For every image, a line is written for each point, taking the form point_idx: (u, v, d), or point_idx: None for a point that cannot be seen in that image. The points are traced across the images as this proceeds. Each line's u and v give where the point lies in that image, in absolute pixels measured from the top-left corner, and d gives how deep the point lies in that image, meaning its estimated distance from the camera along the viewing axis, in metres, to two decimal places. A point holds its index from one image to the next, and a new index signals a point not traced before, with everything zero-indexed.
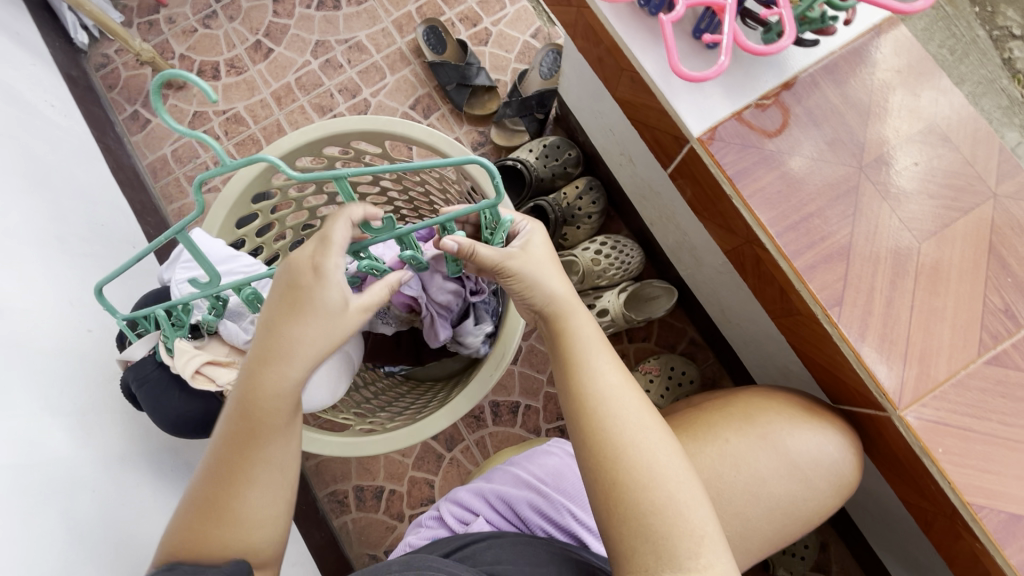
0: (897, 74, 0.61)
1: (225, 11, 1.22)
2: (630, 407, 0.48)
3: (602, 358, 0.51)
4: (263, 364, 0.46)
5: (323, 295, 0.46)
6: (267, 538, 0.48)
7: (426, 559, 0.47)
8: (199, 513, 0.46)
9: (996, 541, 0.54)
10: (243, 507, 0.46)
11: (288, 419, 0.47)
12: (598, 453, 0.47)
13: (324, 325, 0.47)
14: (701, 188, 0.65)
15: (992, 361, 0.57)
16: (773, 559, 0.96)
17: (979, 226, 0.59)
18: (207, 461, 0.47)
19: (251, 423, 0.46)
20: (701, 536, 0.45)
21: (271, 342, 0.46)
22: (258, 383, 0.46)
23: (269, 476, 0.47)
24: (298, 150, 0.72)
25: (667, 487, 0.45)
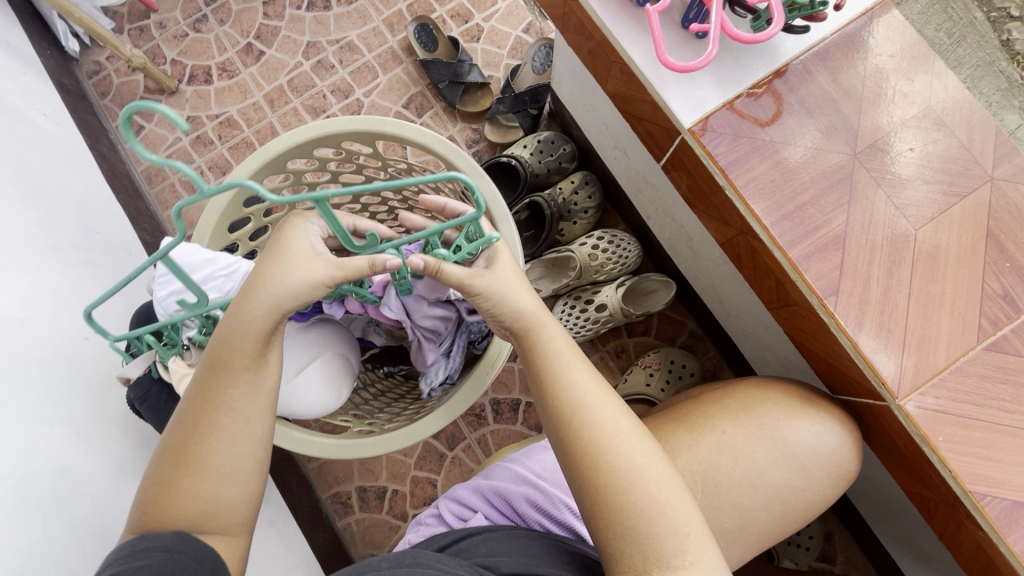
0: (890, 59, 0.60)
1: (215, 15, 1.21)
2: (602, 400, 0.51)
3: (574, 361, 0.53)
4: (232, 311, 0.49)
5: (290, 246, 0.49)
6: (232, 493, 0.48)
7: (417, 556, 0.49)
8: (167, 464, 0.47)
9: (999, 529, 0.53)
10: (210, 454, 0.47)
11: (257, 369, 0.49)
12: (570, 441, 0.49)
13: (293, 270, 0.49)
14: (696, 180, 0.65)
15: (992, 347, 0.56)
16: (777, 550, 0.96)
17: (976, 211, 0.58)
18: (177, 412, 0.49)
19: (216, 366, 0.48)
20: (685, 532, 0.47)
21: (246, 291, 0.49)
22: (226, 328, 0.48)
23: (236, 424, 0.48)
24: (288, 153, 0.72)
25: (646, 484, 0.47)
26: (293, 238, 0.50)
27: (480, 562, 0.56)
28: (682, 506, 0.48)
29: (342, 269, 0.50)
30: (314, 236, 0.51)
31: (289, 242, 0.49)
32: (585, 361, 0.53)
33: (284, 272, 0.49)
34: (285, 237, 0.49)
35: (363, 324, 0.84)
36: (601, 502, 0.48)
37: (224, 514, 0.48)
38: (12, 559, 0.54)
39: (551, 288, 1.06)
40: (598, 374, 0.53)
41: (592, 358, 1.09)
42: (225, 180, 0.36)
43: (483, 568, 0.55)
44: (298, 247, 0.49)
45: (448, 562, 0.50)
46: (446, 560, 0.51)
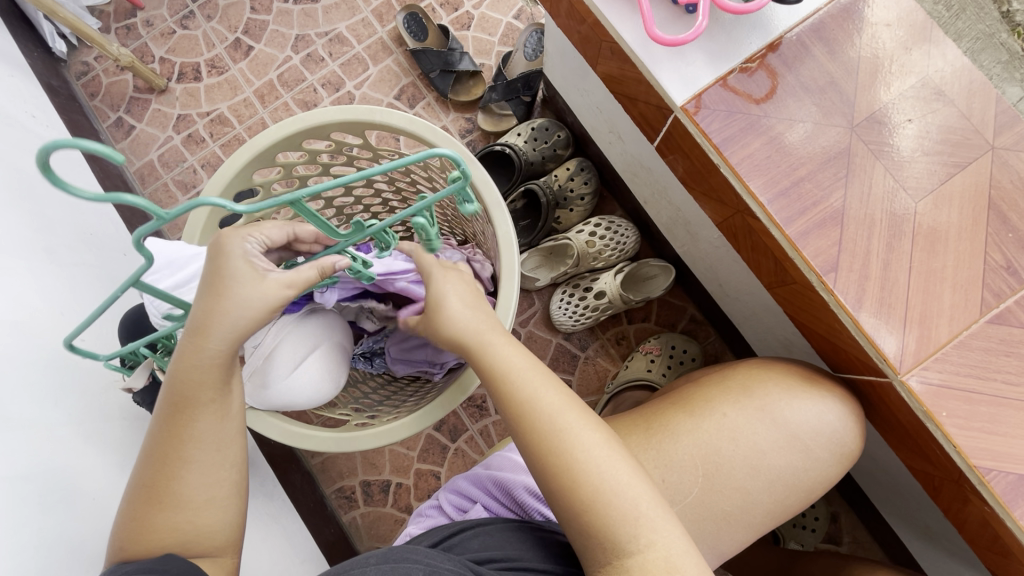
0: (887, 28, 0.59)
1: (202, 11, 1.19)
2: (550, 391, 0.53)
3: (520, 359, 0.55)
4: (183, 342, 0.48)
5: (238, 274, 0.48)
6: (215, 518, 0.50)
7: (404, 552, 0.50)
8: (141, 498, 0.49)
9: (1005, 503, 0.52)
10: (184, 486, 0.49)
11: (219, 396, 0.50)
12: (524, 435, 0.52)
13: (242, 300, 0.48)
14: (691, 162, 0.64)
15: (996, 319, 0.55)
16: (782, 532, 0.95)
17: (978, 181, 0.57)
18: (144, 449, 0.50)
19: (178, 403, 0.48)
20: (635, 518, 0.49)
21: (193, 318, 0.48)
22: (179, 360, 0.48)
23: (208, 454, 0.50)
24: (276, 146, 0.70)
25: (592, 471, 0.50)
26: (234, 265, 0.47)
27: (472, 557, 0.57)
28: (631, 488, 0.50)
29: (295, 286, 0.49)
30: (258, 259, 0.49)
31: (232, 268, 0.47)
32: (528, 356, 0.55)
33: (233, 303, 0.47)
34: (226, 266, 0.47)
35: (355, 309, 0.82)
36: (561, 484, 0.50)
37: (206, 539, 0.50)
38: (13, 559, 0.54)
39: (549, 277, 1.06)
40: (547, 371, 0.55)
41: (592, 346, 1.08)
42: (195, 200, 0.38)
43: (476, 562, 0.56)
44: (246, 276, 0.48)
45: (436, 556, 0.51)
46: (435, 555, 0.52)
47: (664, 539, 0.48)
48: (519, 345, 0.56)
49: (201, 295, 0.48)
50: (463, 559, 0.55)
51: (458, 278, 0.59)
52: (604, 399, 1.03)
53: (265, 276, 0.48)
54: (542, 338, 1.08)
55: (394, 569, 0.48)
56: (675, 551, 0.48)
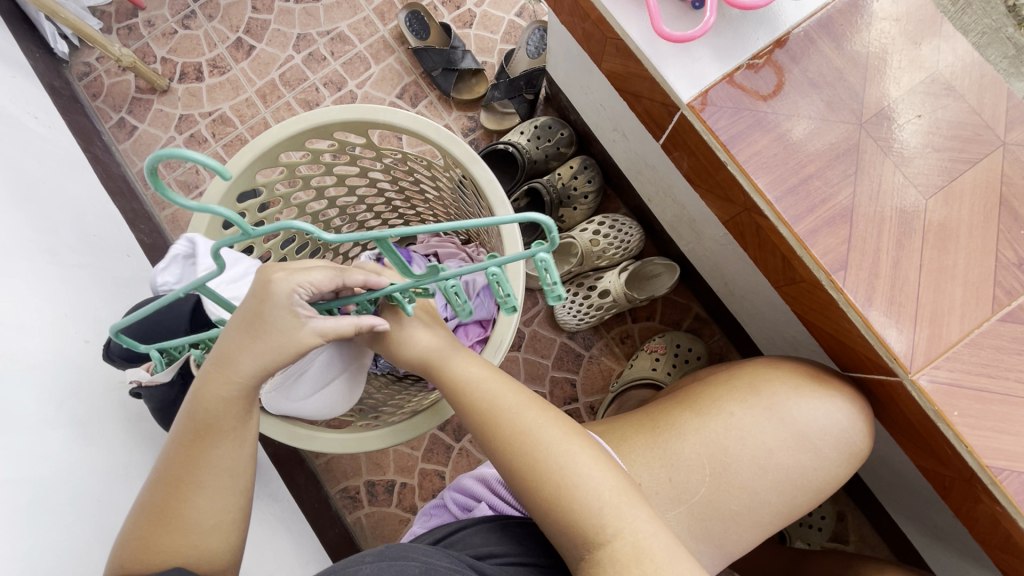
0: (895, 23, 0.58)
1: (203, 11, 1.19)
2: (507, 394, 0.54)
3: (478, 370, 0.55)
4: (210, 372, 0.49)
5: (278, 316, 0.48)
6: (219, 544, 0.50)
7: (399, 550, 0.50)
8: (148, 520, 0.49)
9: (1017, 503, 0.52)
10: (193, 510, 0.49)
11: (238, 426, 0.51)
12: (487, 441, 0.53)
13: (277, 337, 0.48)
14: (697, 159, 0.63)
15: (1008, 317, 0.55)
16: (789, 531, 0.95)
17: (989, 177, 0.56)
18: (157, 470, 0.50)
19: (200, 428, 0.49)
20: (599, 508, 0.48)
21: (225, 347, 0.49)
22: (207, 386, 0.49)
23: (218, 480, 0.50)
24: (279, 146, 0.70)
25: (552, 465, 0.50)
26: (275, 305, 0.47)
27: (473, 553, 0.57)
28: (594, 478, 0.49)
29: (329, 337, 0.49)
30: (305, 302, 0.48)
31: (270, 306, 0.48)
32: (488, 367, 0.56)
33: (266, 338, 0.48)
34: (269, 303, 0.47)
35: None
36: (528, 481, 0.50)
37: (207, 564, 0.50)
38: (16, 562, 0.54)
39: None
40: (507, 379, 0.56)
41: (596, 345, 1.08)
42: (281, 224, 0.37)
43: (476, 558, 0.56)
44: (281, 313, 0.48)
45: (433, 554, 0.51)
46: (432, 553, 0.51)
47: (632, 525, 0.48)
48: (478, 357, 0.57)
49: (235, 327, 0.49)
50: (462, 556, 0.55)
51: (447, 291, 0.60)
52: (609, 398, 1.02)
53: (304, 324, 0.48)
54: (546, 338, 1.08)
55: (389, 565, 0.48)
56: (643, 535, 0.48)
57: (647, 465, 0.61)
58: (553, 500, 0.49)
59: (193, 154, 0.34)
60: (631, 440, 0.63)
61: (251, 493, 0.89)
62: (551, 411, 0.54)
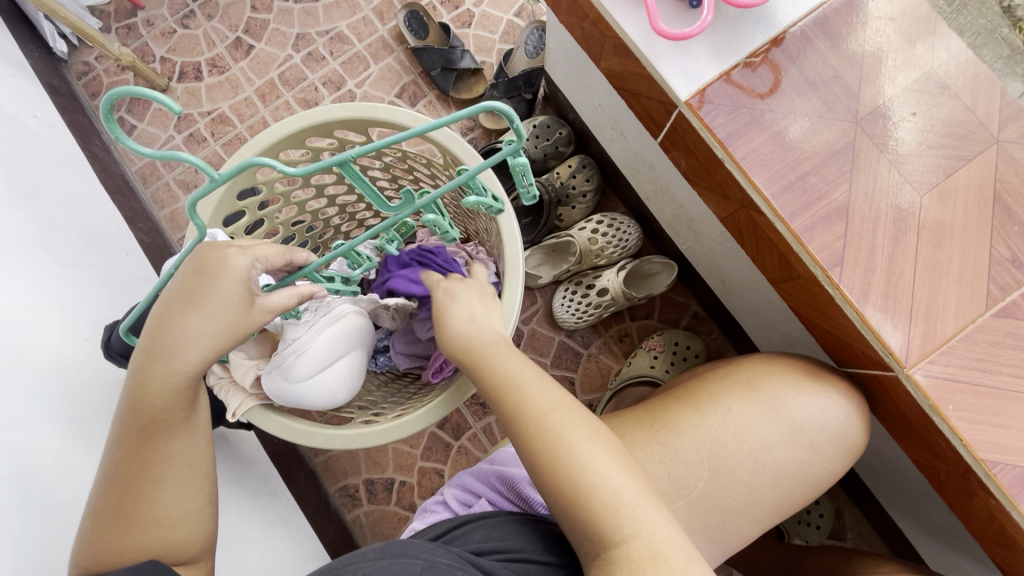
0: (890, 22, 0.59)
1: (203, 10, 1.19)
2: (540, 389, 0.54)
3: (514, 363, 0.55)
4: (148, 364, 0.48)
5: (221, 299, 0.48)
6: (188, 531, 0.52)
7: (403, 547, 0.50)
8: (106, 520, 0.50)
9: (1011, 496, 0.52)
10: (155, 503, 0.50)
11: (187, 414, 0.51)
12: (513, 433, 0.53)
13: (223, 320, 0.48)
14: (696, 157, 0.64)
15: (1001, 313, 0.55)
16: (787, 528, 0.96)
17: (982, 175, 0.57)
18: (108, 468, 0.50)
19: (146, 423, 0.49)
20: (617, 508, 0.48)
21: (162, 337, 0.47)
22: (148, 380, 0.48)
23: (177, 471, 0.51)
24: (280, 144, 0.70)
25: (573, 464, 0.49)
26: (219, 291, 0.47)
27: (474, 548, 0.57)
28: (614, 479, 0.49)
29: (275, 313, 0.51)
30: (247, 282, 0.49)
31: (212, 292, 0.47)
32: (523, 360, 0.56)
33: (208, 325, 0.48)
34: (212, 288, 0.47)
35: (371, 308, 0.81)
36: (547, 476, 0.50)
37: (177, 552, 0.52)
38: (12, 559, 0.54)
39: (551, 274, 1.06)
40: (539, 372, 0.56)
41: (595, 343, 1.08)
42: (246, 160, 0.43)
43: (477, 554, 0.57)
44: (225, 298, 0.48)
45: (436, 551, 0.51)
46: (434, 550, 0.52)
47: (649, 526, 0.48)
48: (523, 355, 0.57)
49: (169, 317, 0.47)
50: (463, 551, 0.55)
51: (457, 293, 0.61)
52: (607, 396, 1.03)
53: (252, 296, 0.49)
54: (545, 336, 1.08)
55: (392, 563, 0.48)
56: (659, 538, 0.48)
57: (646, 459, 0.61)
58: (566, 495, 0.50)
59: (147, 91, 0.37)
60: (630, 436, 0.63)
61: (250, 492, 0.89)
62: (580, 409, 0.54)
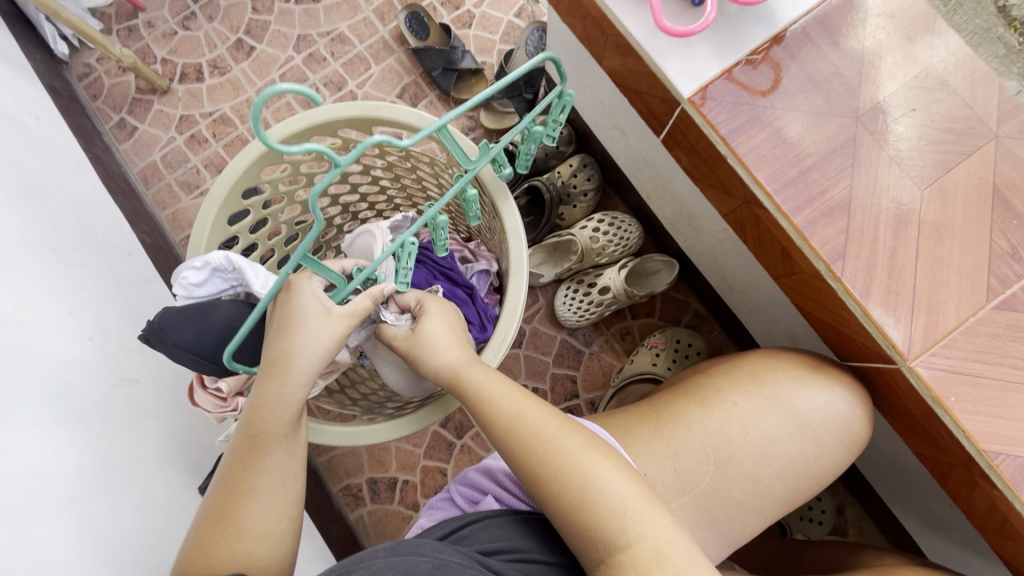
0: (888, 19, 0.59)
1: (204, 12, 1.20)
2: (530, 406, 0.55)
3: (497, 384, 0.56)
4: (261, 383, 0.53)
5: (306, 312, 0.54)
6: (270, 551, 0.51)
7: (412, 546, 0.51)
8: (206, 527, 0.50)
9: (1013, 486, 0.53)
10: (247, 516, 0.50)
11: (285, 431, 0.53)
12: (508, 453, 0.54)
13: (311, 331, 0.53)
14: (699, 155, 0.64)
15: (1002, 305, 0.56)
16: (789, 523, 0.97)
17: (980, 170, 0.58)
18: (215, 481, 0.53)
19: (253, 435, 0.52)
20: (623, 511, 0.49)
21: (270, 358, 0.53)
22: (259, 397, 0.53)
23: (273, 491, 0.51)
24: (285, 142, 0.70)
25: (574, 471, 0.50)
26: (303, 303, 0.54)
27: (482, 549, 0.57)
28: (615, 483, 0.50)
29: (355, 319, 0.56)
30: (324, 298, 0.55)
31: (300, 308, 0.54)
32: (504, 379, 0.57)
33: (306, 338, 0.53)
34: (298, 305, 0.54)
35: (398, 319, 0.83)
36: (549, 485, 0.51)
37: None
38: (21, 556, 0.54)
39: (553, 273, 1.06)
40: (524, 390, 0.57)
41: (597, 342, 1.09)
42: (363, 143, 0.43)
43: (485, 554, 0.57)
44: (309, 309, 0.54)
45: (446, 549, 0.51)
46: (442, 549, 0.52)
47: (654, 528, 0.48)
48: (500, 374, 0.58)
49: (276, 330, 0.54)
50: (470, 551, 0.55)
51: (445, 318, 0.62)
52: (610, 393, 1.03)
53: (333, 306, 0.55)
54: (547, 335, 1.09)
55: (401, 561, 0.48)
56: (665, 540, 0.48)
57: (652, 454, 0.62)
58: (571, 495, 0.50)
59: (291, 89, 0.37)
60: (635, 431, 0.64)
61: None
62: (569, 422, 0.56)
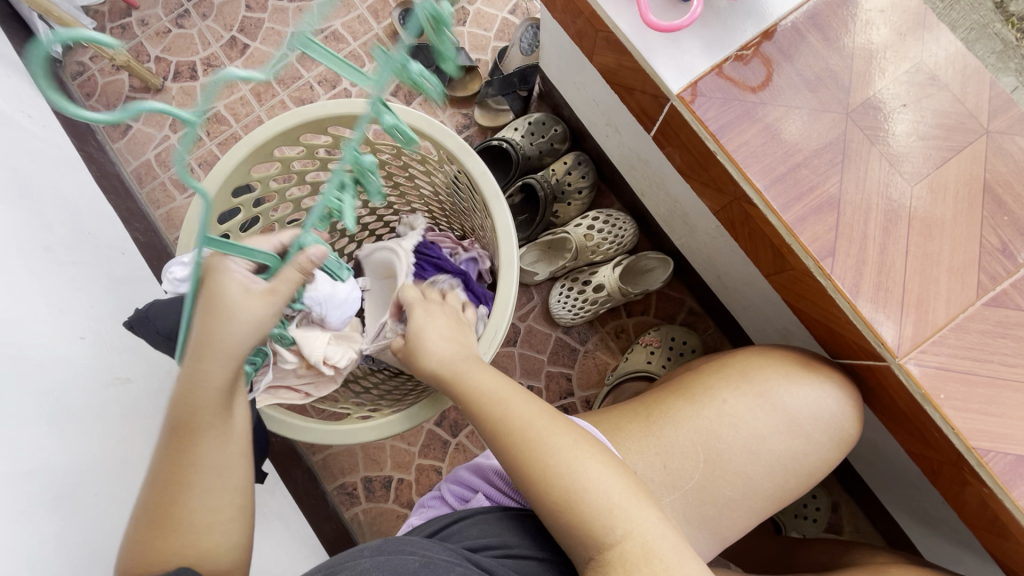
0: (880, 14, 0.59)
1: (198, 9, 1.19)
2: (521, 403, 0.55)
3: (492, 381, 0.57)
4: (183, 373, 0.51)
5: (229, 297, 0.51)
6: (218, 540, 0.52)
7: (399, 544, 0.51)
8: (147, 522, 0.50)
9: (1003, 483, 0.52)
10: (188, 511, 0.50)
11: (216, 420, 0.51)
12: (498, 448, 0.54)
13: (235, 317, 0.50)
14: (691, 153, 0.64)
15: (992, 302, 0.56)
16: (784, 521, 0.96)
17: (972, 166, 0.57)
18: (150, 474, 0.52)
19: (183, 427, 0.50)
20: (610, 509, 0.48)
21: (193, 346, 0.50)
22: (183, 388, 0.50)
23: (212, 482, 0.51)
24: (275, 140, 0.70)
25: (559, 470, 0.50)
26: (226, 286, 0.51)
27: (470, 545, 0.58)
28: (603, 481, 0.49)
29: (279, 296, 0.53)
30: (246, 281, 0.52)
31: (220, 293, 0.51)
32: (498, 376, 0.58)
33: (229, 323, 0.50)
34: (218, 290, 0.50)
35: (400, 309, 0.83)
36: (535, 481, 0.51)
37: (211, 561, 0.51)
38: (10, 554, 0.54)
39: (547, 271, 1.06)
40: (516, 386, 0.57)
41: (592, 340, 1.08)
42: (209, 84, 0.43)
43: (474, 551, 0.57)
44: (230, 292, 0.51)
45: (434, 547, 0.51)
46: (430, 546, 0.52)
47: (643, 526, 0.48)
48: (496, 370, 0.59)
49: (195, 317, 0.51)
50: (459, 548, 0.55)
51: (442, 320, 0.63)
52: (604, 391, 1.03)
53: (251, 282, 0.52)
54: (542, 333, 1.09)
55: (387, 559, 0.48)
56: (653, 537, 0.48)
57: (642, 452, 0.62)
58: (561, 494, 0.49)
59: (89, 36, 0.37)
60: (626, 428, 0.64)
61: None
62: (561, 418, 0.55)
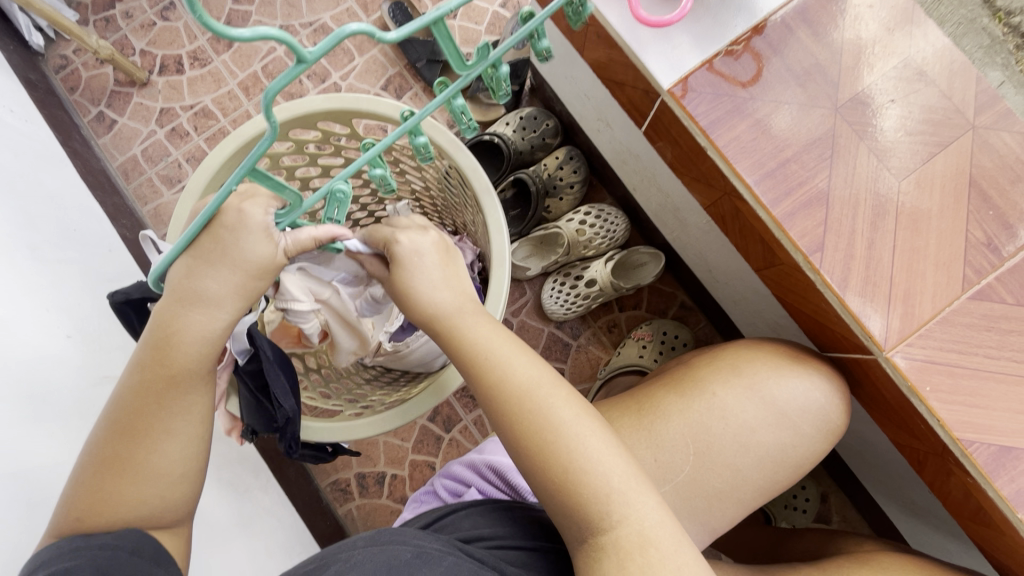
0: (870, 9, 0.59)
1: (183, 2, 1.17)
2: (529, 368, 0.52)
3: (495, 339, 0.53)
4: (172, 315, 0.48)
5: (249, 241, 0.48)
6: (179, 491, 0.51)
7: (392, 535, 0.50)
8: (107, 469, 0.49)
9: (986, 473, 0.54)
10: (154, 458, 0.50)
11: (202, 371, 0.51)
12: (499, 417, 0.51)
13: (242, 270, 0.48)
14: (681, 148, 0.64)
15: (977, 296, 0.56)
16: (773, 512, 0.98)
17: (958, 161, 0.58)
18: (110, 419, 0.50)
19: (168, 375, 0.49)
20: (605, 499, 0.48)
21: (190, 290, 0.48)
22: (171, 332, 0.48)
23: (182, 431, 0.51)
24: (263, 135, 0.69)
25: (567, 449, 0.49)
26: (245, 242, 0.48)
27: (462, 536, 0.58)
28: (601, 466, 0.49)
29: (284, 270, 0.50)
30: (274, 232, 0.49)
31: (241, 241, 0.48)
32: (505, 335, 0.54)
33: (235, 273, 0.48)
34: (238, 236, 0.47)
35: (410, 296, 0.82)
36: (534, 460, 0.49)
37: (173, 510, 0.51)
38: None
39: (539, 266, 1.05)
40: (525, 346, 0.54)
41: (584, 335, 1.09)
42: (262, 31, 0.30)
43: (465, 542, 0.57)
44: (252, 251, 0.48)
45: (426, 536, 0.51)
46: (423, 536, 0.52)
47: (638, 514, 0.48)
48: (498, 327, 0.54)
49: (193, 262, 0.48)
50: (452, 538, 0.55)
51: (435, 256, 0.56)
52: (597, 385, 1.04)
53: (276, 251, 0.49)
54: (535, 327, 1.09)
55: (381, 553, 0.48)
56: (652, 527, 0.48)
57: (634, 445, 0.62)
58: (552, 482, 0.49)
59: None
60: (618, 422, 0.64)
61: (241, 488, 0.88)
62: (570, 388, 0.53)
